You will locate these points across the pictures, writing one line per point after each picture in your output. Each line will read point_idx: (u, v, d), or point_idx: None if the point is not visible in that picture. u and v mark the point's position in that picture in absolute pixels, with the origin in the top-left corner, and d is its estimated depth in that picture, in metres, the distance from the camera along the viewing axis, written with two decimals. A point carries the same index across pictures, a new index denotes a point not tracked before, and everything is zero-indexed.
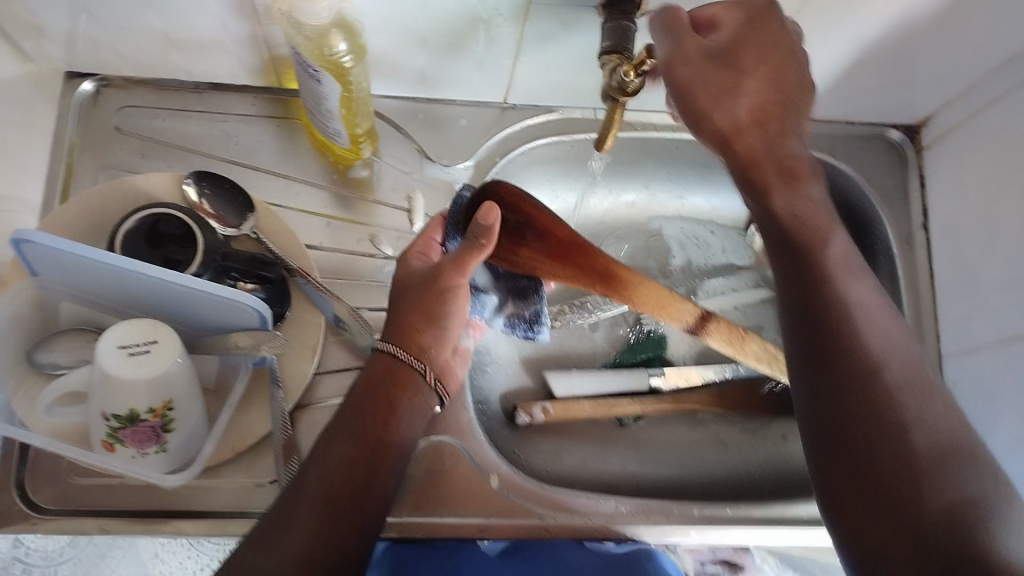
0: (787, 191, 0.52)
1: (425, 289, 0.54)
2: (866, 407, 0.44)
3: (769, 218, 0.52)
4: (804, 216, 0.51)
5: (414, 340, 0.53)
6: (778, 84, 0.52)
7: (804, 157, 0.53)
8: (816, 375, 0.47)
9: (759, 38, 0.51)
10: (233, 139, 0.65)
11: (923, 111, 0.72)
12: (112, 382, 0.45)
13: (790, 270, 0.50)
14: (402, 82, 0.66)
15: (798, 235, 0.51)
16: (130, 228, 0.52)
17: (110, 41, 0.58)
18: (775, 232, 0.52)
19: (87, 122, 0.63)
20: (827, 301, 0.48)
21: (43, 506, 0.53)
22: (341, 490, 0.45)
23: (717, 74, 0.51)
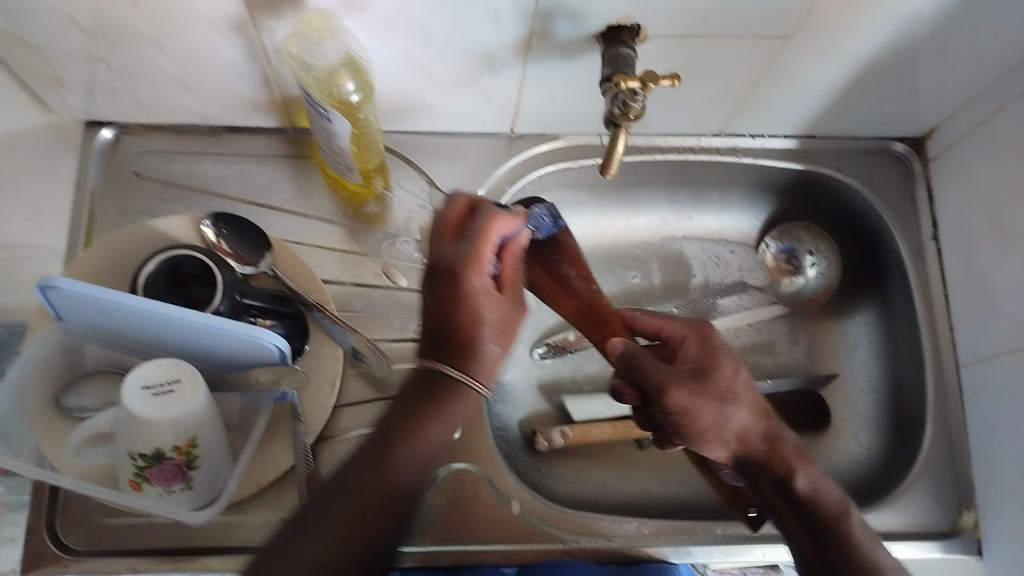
0: (806, 507, 0.51)
1: (455, 309, 0.48)
2: None
3: (803, 496, 0.51)
4: (826, 494, 0.51)
5: (483, 367, 0.49)
6: (760, 424, 0.53)
7: (790, 449, 0.53)
8: None
9: (716, 381, 0.52)
10: (248, 180, 0.66)
11: (927, 124, 0.73)
12: (138, 421, 0.46)
13: (818, 521, 0.50)
14: (410, 119, 0.67)
15: (825, 510, 0.51)
16: (151, 272, 0.53)
17: (127, 90, 0.60)
18: (815, 508, 0.51)
19: (106, 168, 0.65)
20: (861, 563, 0.48)
21: (72, 548, 0.53)
22: (384, 498, 0.45)
23: (710, 403, 0.51)
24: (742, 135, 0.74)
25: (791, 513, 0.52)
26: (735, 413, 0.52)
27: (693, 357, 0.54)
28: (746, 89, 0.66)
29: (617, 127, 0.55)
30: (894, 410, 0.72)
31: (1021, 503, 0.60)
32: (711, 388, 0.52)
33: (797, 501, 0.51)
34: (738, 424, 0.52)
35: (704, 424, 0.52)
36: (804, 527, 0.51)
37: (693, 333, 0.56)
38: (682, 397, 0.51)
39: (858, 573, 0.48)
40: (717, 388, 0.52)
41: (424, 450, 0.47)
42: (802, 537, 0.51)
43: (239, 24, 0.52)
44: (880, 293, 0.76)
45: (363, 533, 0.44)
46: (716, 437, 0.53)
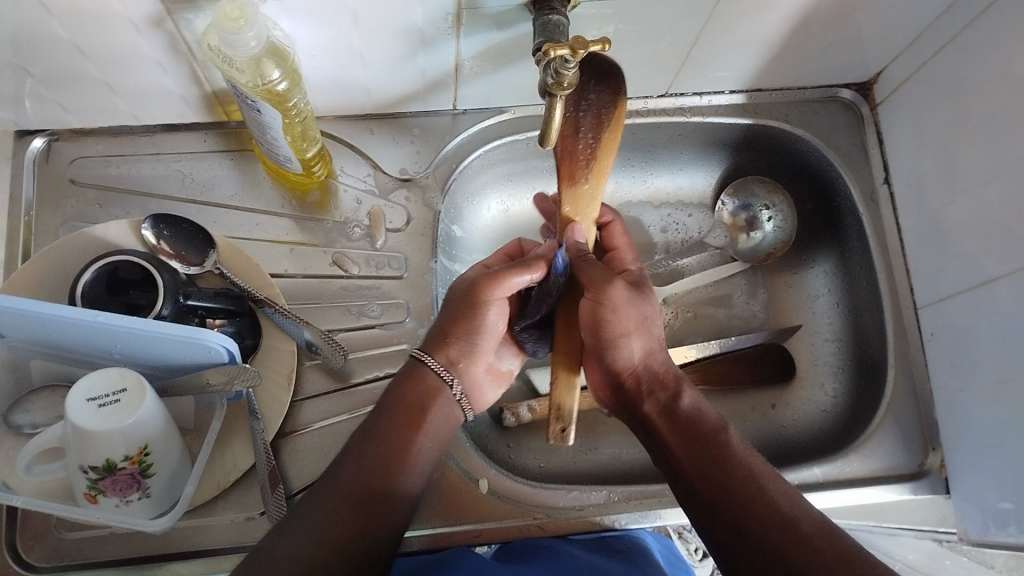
0: (689, 422, 0.52)
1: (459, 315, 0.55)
2: (766, 517, 0.46)
3: (688, 415, 0.53)
4: (709, 414, 0.53)
5: (446, 349, 0.55)
6: (658, 350, 0.55)
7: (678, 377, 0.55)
8: (701, 490, 0.49)
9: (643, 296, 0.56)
10: (188, 178, 0.65)
11: (873, 69, 0.72)
12: (84, 434, 0.45)
13: (696, 432, 0.51)
14: (350, 103, 0.66)
15: (707, 423, 0.52)
16: (88, 281, 0.52)
17: (52, 96, 0.58)
18: (695, 423, 0.52)
19: (40, 178, 0.63)
20: (733, 471, 0.49)
21: (37, 564, 0.53)
22: (368, 491, 0.47)
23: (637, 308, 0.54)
24: (688, 95, 0.73)
25: (673, 433, 0.52)
26: (632, 350, 0.54)
27: (622, 304, 0.52)
28: (687, 46, 0.65)
29: (553, 97, 0.53)
30: (856, 358, 0.73)
31: (983, 441, 0.61)
32: (626, 322, 0.53)
33: (682, 415, 0.53)
34: (650, 337, 0.55)
35: (612, 354, 0.54)
36: (683, 443, 0.51)
37: (608, 273, 0.53)
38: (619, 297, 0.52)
39: (729, 482, 0.48)
40: (634, 324, 0.53)
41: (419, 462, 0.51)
42: (680, 455, 0.51)
43: (156, 20, 0.51)
44: (836, 243, 0.76)
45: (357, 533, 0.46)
46: (615, 367, 0.55)
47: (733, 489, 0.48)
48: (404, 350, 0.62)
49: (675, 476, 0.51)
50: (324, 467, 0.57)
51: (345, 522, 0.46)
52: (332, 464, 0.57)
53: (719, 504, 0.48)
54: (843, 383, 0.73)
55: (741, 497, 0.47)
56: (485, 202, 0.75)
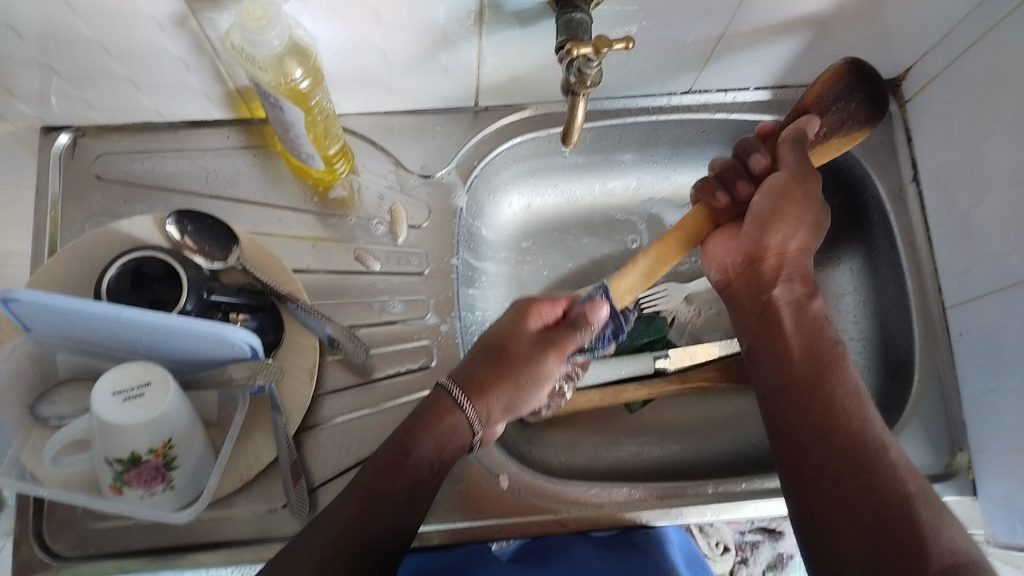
0: (815, 327, 0.56)
1: (506, 371, 0.54)
2: (862, 444, 0.49)
3: (818, 324, 0.56)
4: (832, 332, 0.56)
5: (483, 401, 0.53)
6: (807, 262, 0.59)
7: (811, 285, 0.58)
8: (806, 398, 0.52)
9: (794, 216, 0.57)
10: (212, 173, 0.65)
11: (900, 65, 0.71)
12: (110, 427, 0.45)
13: (824, 350, 0.54)
14: (373, 100, 0.66)
15: (829, 346, 0.55)
16: (113, 276, 0.53)
17: (79, 92, 0.59)
18: (819, 332, 0.56)
19: (67, 173, 0.64)
20: (841, 386, 0.53)
21: (63, 554, 0.53)
22: (384, 484, 0.48)
23: (795, 210, 0.56)
24: (712, 91, 0.73)
25: (795, 323, 0.56)
26: (791, 237, 0.57)
27: (798, 213, 0.56)
28: (710, 43, 0.64)
29: (575, 96, 0.54)
30: (882, 357, 0.72)
31: (1013, 443, 0.60)
32: (796, 216, 0.57)
33: (809, 322, 0.56)
34: (795, 236, 0.58)
35: (771, 232, 0.57)
36: (801, 340, 0.55)
37: (799, 176, 0.56)
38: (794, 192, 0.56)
39: (825, 408, 0.51)
40: (801, 217, 0.57)
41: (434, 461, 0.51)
42: (798, 353, 0.55)
43: (181, 18, 0.51)
44: (861, 240, 0.75)
45: (365, 526, 0.46)
46: (762, 245, 0.57)
47: (837, 406, 0.51)
48: (425, 347, 0.63)
49: (779, 370, 0.55)
50: (346, 461, 0.57)
51: (363, 512, 0.47)
52: (353, 459, 0.57)
53: (813, 408, 0.52)
54: (868, 383, 0.72)
55: (845, 420, 0.50)
56: (506, 199, 0.75)
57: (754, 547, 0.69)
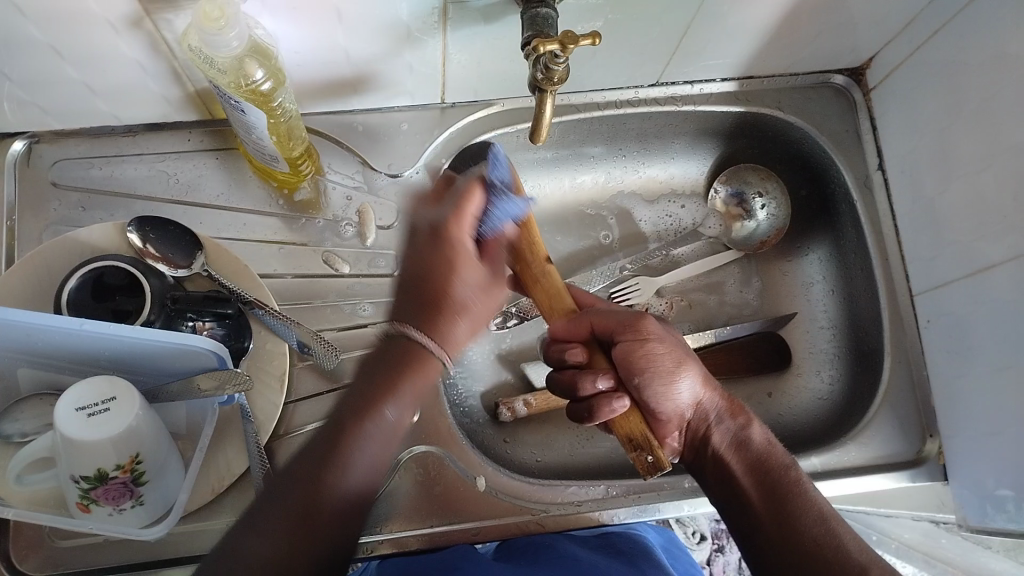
0: (762, 462, 0.51)
1: (442, 263, 0.47)
2: (812, 547, 0.46)
3: (743, 445, 0.51)
4: (775, 452, 0.52)
5: (448, 324, 0.47)
6: (713, 399, 0.53)
7: (731, 409, 0.53)
8: (758, 507, 0.49)
9: (665, 338, 0.53)
10: (174, 178, 0.64)
11: (865, 54, 0.71)
12: (75, 444, 0.44)
13: (757, 461, 0.51)
14: (337, 98, 0.65)
15: (770, 457, 0.51)
16: (73, 289, 0.51)
17: (31, 98, 0.57)
18: (754, 461, 0.51)
19: (23, 181, 0.62)
20: (803, 511, 0.48)
21: (31, 574, 0.52)
22: (310, 507, 0.41)
23: (667, 356, 0.52)
24: (680, 84, 0.72)
25: (743, 465, 0.51)
26: (687, 386, 0.52)
27: (660, 335, 0.53)
28: (678, 35, 0.64)
29: (542, 91, 0.53)
30: (852, 346, 0.72)
31: (982, 428, 0.61)
32: (670, 353, 0.52)
33: (750, 451, 0.51)
34: (693, 377, 0.52)
35: (661, 395, 0.51)
36: (754, 477, 0.50)
37: (630, 315, 0.54)
38: (654, 345, 0.52)
39: (788, 507, 0.48)
40: (681, 351, 0.53)
41: (369, 459, 0.44)
42: (744, 477, 0.50)
43: (136, 20, 0.50)
44: (830, 229, 0.75)
45: (300, 558, 0.40)
46: (666, 412, 0.51)
47: (791, 514, 0.48)
48: None
49: (745, 518, 0.49)
50: None
51: (294, 544, 0.40)
52: None
53: (760, 523, 0.49)
54: (840, 372, 0.72)
55: (800, 526, 0.47)
56: None
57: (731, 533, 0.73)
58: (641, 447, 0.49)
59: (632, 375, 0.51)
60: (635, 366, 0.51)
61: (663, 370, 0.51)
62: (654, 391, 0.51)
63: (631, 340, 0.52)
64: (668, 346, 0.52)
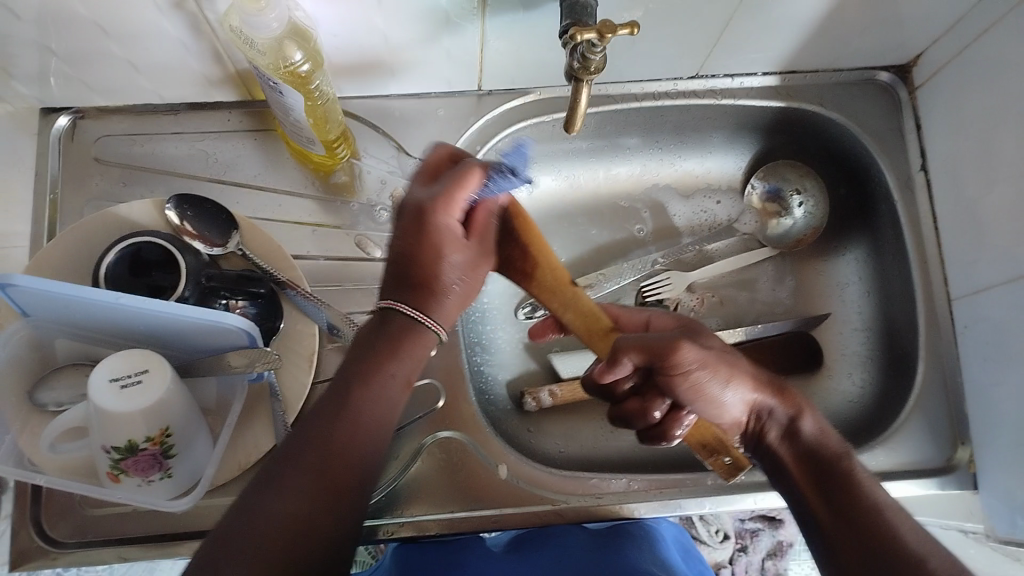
0: (813, 452, 0.50)
1: (432, 246, 0.47)
2: (868, 535, 0.44)
3: (795, 437, 0.50)
4: (829, 440, 0.50)
5: (442, 304, 0.48)
6: (765, 394, 0.51)
7: (777, 393, 0.51)
8: (814, 498, 0.48)
9: (709, 350, 0.49)
10: (212, 157, 0.65)
11: (911, 52, 0.70)
12: (106, 415, 0.45)
13: (810, 454, 0.50)
14: (374, 83, 0.65)
15: (826, 450, 0.50)
16: (111, 262, 0.52)
17: (76, 74, 0.58)
18: (806, 452, 0.50)
19: (67, 156, 0.63)
20: (858, 497, 0.46)
21: (62, 541, 0.53)
22: (336, 464, 0.42)
23: (717, 376, 0.49)
24: (720, 77, 0.71)
25: (793, 457, 0.50)
26: (735, 396, 0.50)
27: (697, 359, 0.48)
28: (719, 27, 0.63)
29: (578, 81, 0.52)
30: (887, 349, 0.71)
31: (1017, 438, 0.59)
32: (713, 369, 0.49)
33: (804, 444, 0.50)
34: (739, 380, 0.50)
35: (713, 411, 0.50)
36: (803, 469, 0.50)
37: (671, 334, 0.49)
38: (693, 360, 0.48)
39: (842, 497, 0.47)
40: (721, 358, 0.49)
41: (379, 415, 0.45)
42: (800, 475, 0.50)
43: (178, 1, 0.50)
44: (870, 230, 0.74)
45: (309, 525, 0.40)
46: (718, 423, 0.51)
47: (848, 504, 0.46)
48: None
49: (801, 512, 0.49)
50: None
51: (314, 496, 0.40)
52: None
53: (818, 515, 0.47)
54: (873, 374, 0.71)
55: (856, 516, 0.45)
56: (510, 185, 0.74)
57: (754, 535, 0.73)
58: (717, 451, 0.54)
59: (677, 389, 0.50)
60: (677, 380, 0.49)
61: (705, 385, 0.49)
62: (707, 408, 0.50)
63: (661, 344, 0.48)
64: (718, 363, 0.49)
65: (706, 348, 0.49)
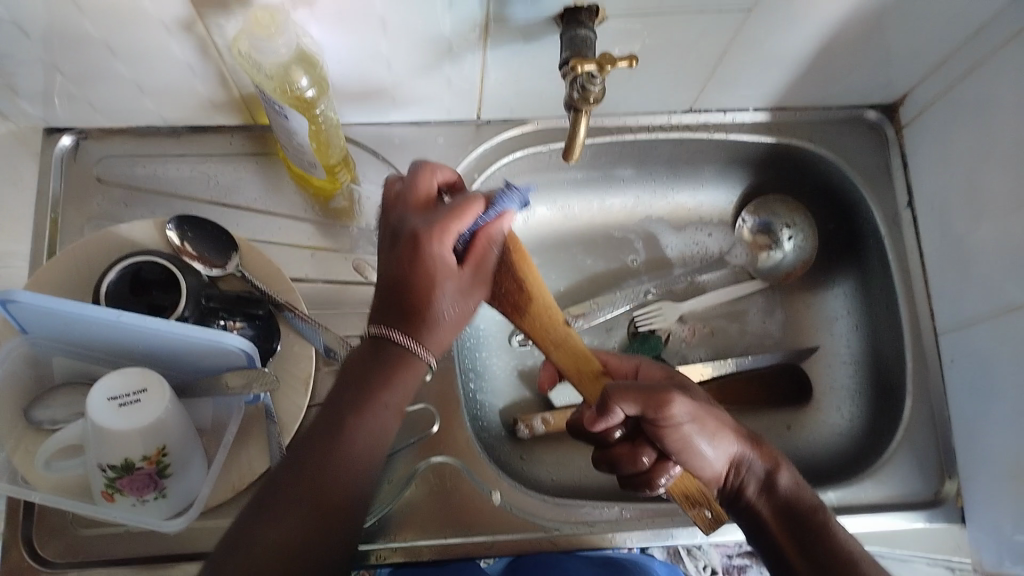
0: (791, 504, 0.50)
1: (417, 284, 0.47)
2: None
3: (772, 489, 0.51)
4: (805, 494, 0.51)
5: (433, 334, 0.48)
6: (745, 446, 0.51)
7: (759, 447, 0.52)
8: (793, 554, 0.48)
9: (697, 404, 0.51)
10: (213, 179, 0.65)
11: (898, 91, 0.72)
12: (104, 433, 0.45)
13: (787, 506, 0.50)
14: (375, 109, 0.66)
15: (802, 503, 0.50)
16: (112, 281, 0.52)
17: (83, 95, 0.59)
18: (785, 504, 0.50)
19: (69, 175, 0.64)
20: (838, 554, 0.47)
21: (52, 560, 0.53)
22: (331, 491, 0.43)
23: (704, 428, 0.50)
24: (714, 112, 0.73)
25: (772, 511, 0.50)
26: (719, 452, 0.50)
27: (688, 413, 0.49)
28: (713, 64, 0.65)
29: (578, 111, 0.53)
30: (875, 382, 0.72)
31: (1003, 470, 0.60)
32: (702, 423, 0.50)
33: (780, 496, 0.51)
34: (724, 434, 0.51)
35: (698, 465, 0.51)
36: (782, 522, 0.50)
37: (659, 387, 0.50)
38: (685, 415, 0.49)
39: (821, 553, 0.47)
40: (708, 413, 0.51)
41: (367, 442, 0.45)
42: (775, 526, 0.50)
43: (188, 23, 0.51)
44: (859, 265, 0.76)
45: (307, 546, 0.42)
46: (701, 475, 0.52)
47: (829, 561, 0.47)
48: None
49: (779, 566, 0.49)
50: None
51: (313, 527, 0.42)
52: None
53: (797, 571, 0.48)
54: (862, 407, 0.72)
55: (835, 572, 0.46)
56: None
57: (742, 570, 0.71)
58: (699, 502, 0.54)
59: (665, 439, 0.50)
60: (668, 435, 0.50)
61: (693, 438, 0.50)
62: (690, 459, 0.51)
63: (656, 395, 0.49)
64: (704, 417, 0.50)
65: (697, 407, 0.50)
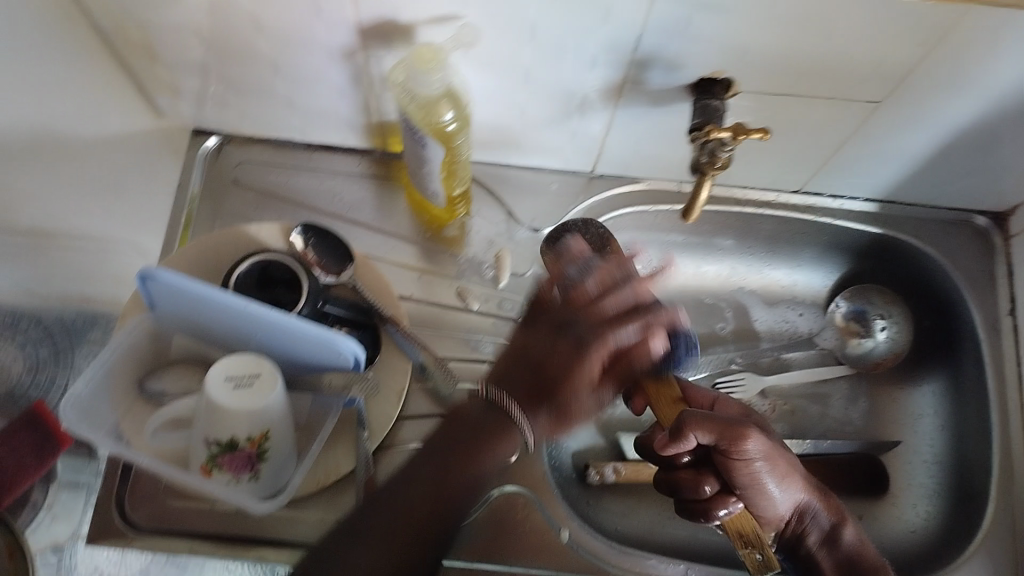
0: (854, 560, 0.55)
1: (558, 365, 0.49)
2: None
3: (837, 544, 0.55)
4: (870, 551, 0.55)
5: (550, 422, 0.49)
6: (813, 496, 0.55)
7: (826, 500, 0.56)
8: None
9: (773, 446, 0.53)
10: (337, 195, 0.70)
11: (1010, 201, 0.72)
12: (217, 409, 0.49)
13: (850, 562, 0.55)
14: (498, 151, 0.70)
15: (864, 560, 0.55)
16: (242, 273, 0.57)
17: (237, 103, 0.65)
18: (849, 560, 0.55)
19: (210, 174, 0.69)
20: None
21: (140, 525, 0.56)
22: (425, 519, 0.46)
23: (773, 469, 0.52)
24: (822, 196, 0.75)
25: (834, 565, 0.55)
26: (785, 497, 0.53)
27: (762, 451, 0.51)
28: (829, 150, 0.67)
29: (703, 174, 0.56)
30: (956, 487, 0.71)
31: None
32: (772, 463, 0.52)
33: (846, 552, 0.55)
34: (793, 484, 0.53)
35: (762, 504, 0.54)
36: None
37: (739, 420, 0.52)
38: (756, 451, 0.51)
39: None
40: (779, 454, 0.53)
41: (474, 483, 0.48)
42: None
43: (349, 52, 0.56)
44: (951, 366, 0.74)
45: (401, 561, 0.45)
46: (764, 515, 0.55)
47: None
48: None
49: None
50: None
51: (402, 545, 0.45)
52: None
53: None
54: (939, 510, 0.70)
55: None
56: None
57: None
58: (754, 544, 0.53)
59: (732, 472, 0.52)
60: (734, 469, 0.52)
61: (762, 479, 0.52)
62: (755, 499, 0.53)
63: (734, 428, 0.51)
64: (778, 465, 0.53)
65: (769, 448, 0.52)
